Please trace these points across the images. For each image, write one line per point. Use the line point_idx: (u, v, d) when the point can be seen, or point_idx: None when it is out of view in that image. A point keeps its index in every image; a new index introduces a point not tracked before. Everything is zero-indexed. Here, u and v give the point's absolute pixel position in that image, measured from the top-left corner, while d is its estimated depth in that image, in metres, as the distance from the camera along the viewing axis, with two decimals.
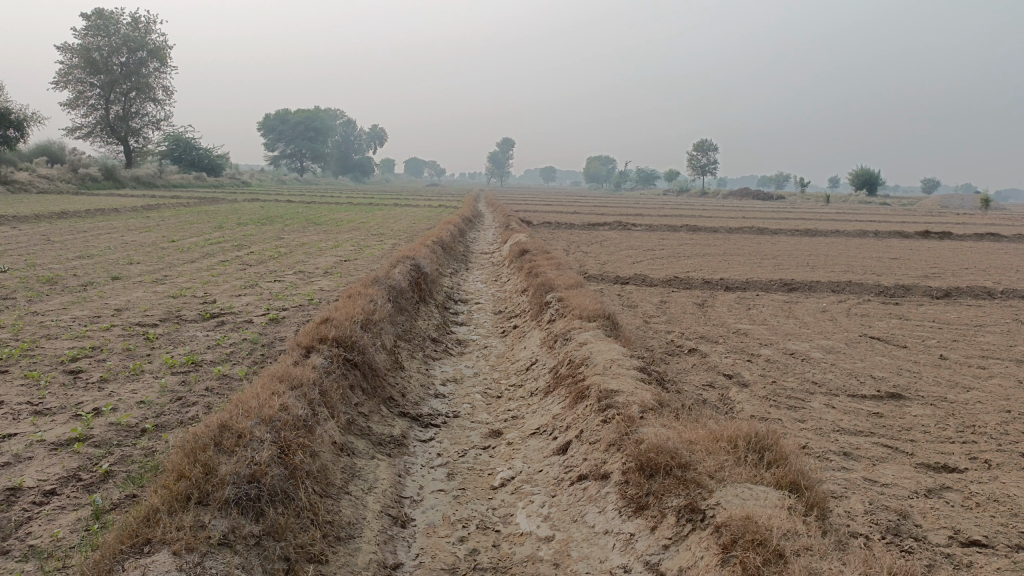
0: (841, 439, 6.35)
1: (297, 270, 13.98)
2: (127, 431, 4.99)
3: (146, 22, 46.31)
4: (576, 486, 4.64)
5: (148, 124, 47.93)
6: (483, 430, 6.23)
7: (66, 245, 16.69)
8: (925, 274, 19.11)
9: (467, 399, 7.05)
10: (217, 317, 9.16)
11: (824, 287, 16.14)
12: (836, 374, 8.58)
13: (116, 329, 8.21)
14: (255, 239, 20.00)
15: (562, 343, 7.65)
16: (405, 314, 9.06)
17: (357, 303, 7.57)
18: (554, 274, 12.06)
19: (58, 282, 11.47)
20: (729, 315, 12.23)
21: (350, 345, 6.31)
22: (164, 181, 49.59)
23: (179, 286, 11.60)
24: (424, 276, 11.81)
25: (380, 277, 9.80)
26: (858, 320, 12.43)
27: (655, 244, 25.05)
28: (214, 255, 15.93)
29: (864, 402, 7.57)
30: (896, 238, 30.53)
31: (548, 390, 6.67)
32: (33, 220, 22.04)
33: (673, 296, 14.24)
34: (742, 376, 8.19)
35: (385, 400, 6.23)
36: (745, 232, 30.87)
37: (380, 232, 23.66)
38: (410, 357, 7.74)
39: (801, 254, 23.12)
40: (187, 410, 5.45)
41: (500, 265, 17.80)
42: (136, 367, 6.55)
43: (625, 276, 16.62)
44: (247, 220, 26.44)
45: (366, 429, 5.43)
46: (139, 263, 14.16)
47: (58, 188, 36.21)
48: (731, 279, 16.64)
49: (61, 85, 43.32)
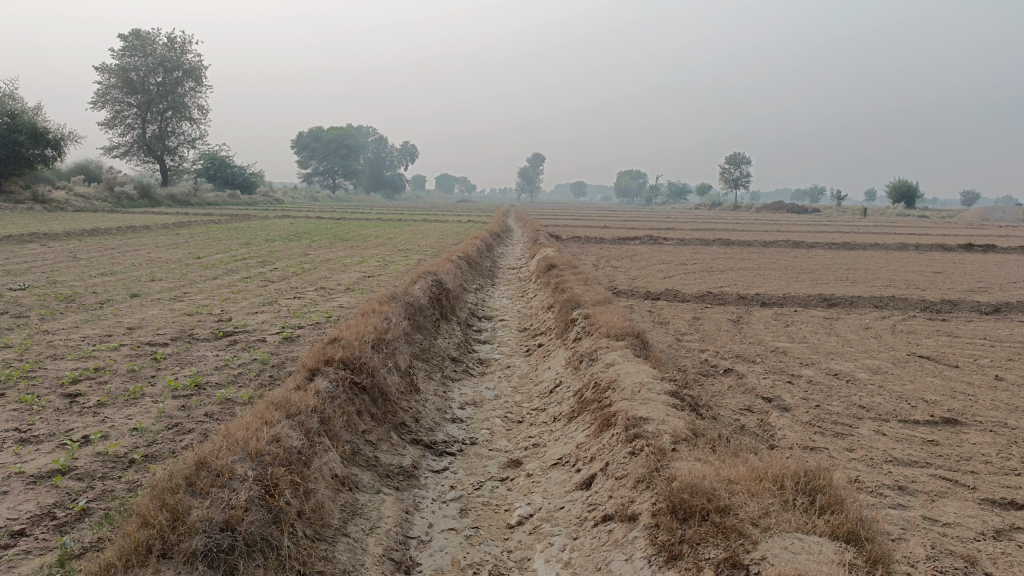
0: (895, 472, 5.79)
1: (318, 287, 13.66)
2: (114, 462, 4.62)
3: (182, 42, 46.94)
4: (601, 527, 4.14)
5: (184, 142, 48.46)
6: (502, 459, 5.78)
7: (91, 262, 16.58)
8: (971, 288, 18.28)
9: (486, 424, 6.61)
10: (230, 336, 8.82)
11: (866, 303, 15.44)
12: (884, 397, 7.97)
13: (124, 349, 7.90)
14: (281, 255, 19.78)
15: (587, 363, 7.18)
16: (424, 332, 8.67)
17: (370, 321, 7.17)
18: (581, 289, 11.59)
19: (74, 300, 11.25)
20: (767, 333, 11.65)
21: (359, 367, 5.89)
22: (199, 199, 50.07)
23: (197, 303, 11.31)
24: (446, 292, 11.42)
25: (398, 294, 9.39)
26: (904, 337, 11.77)
27: (688, 258, 24.40)
28: (237, 272, 15.68)
29: (917, 428, 6.99)
30: (938, 251, 29.54)
31: (573, 415, 6.20)
32: (63, 238, 22.05)
33: (707, 312, 13.69)
34: (782, 399, 7.64)
35: (397, 426, 5.81)
36: (781, 246, 30.07)
37: (407, 248, 23.39)
38: (426, 379, 7.34)
39: (839, 268, 22.36)
40: (181, 438, 5.07)
41: (527, 280, 17.37)
42: (136, 390, 6.19)
43: (657, 291, 16.08)
44: (275, 236, 26.29)
45: (372, 459, 5.01)
46: (162, 280, 13.95)
47: (94, 206, 36.57)
48: (767, 294, 16.02)
49: (99, 105, 43.96)
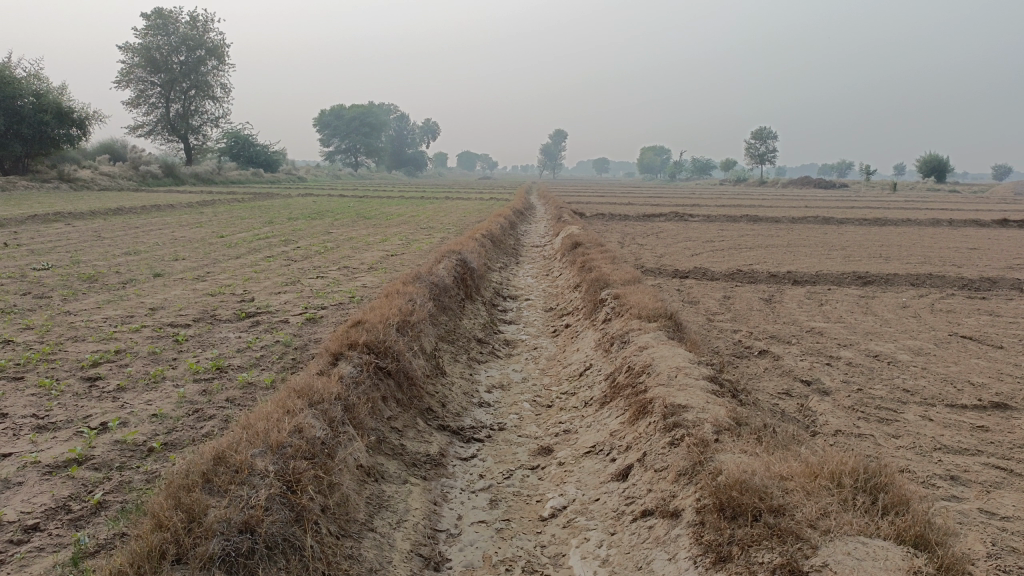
0: (946, 461, 5.49)
1: (342, 266, 13.50)
2: (132, 451, 4.47)
3: (204, 20, 46.79)
4: (640, 523, 3.91)
5: (207, 121, 48.45)
6: (532, 446, 5.56)
7: (115, 241, 16.54)
8: (1010, 265, 17.72)
9: (514, 409, 6.40)
10: (253, 317, 8.65)
11: (901, 281, 15.00)
12: (929, 380, 7.63)
13: (145, 331, 7.76)
14: (304, 234, 19.65)
15: (619, 346, 6.92)
16: (449, 313, 8.46)
17: (395, 303, 6.96)
18: (609, 268, 11.31)
19: (97, 280, 11.17)
20: (801, 312, 11.31)
21: (383, 351, 5.68)
22: (223, 178, 50.18)
23: (219, 283, 11.17)
24: (471, 271, 11.20)
25: (422, 273, 9.17)
26: (944, 317, 11.37)
27: (715, 235, 23.96)
28: (259, 251, 15.57)
29: (965, 413, 6.67)
30: (973, 227, 28.76)
31: (605, 401, 5.96)
32: (88, 217, 22.09)
33: (737, 290, 13.34)
34: (822, 383, 7.34)
35: (423, 412, 5.61)
36: (809, 222, 29.46)
37: (430, 226, 23.14)
38: (452, 361, 7.13)
39: (870, 245, 21.84)
40: (201, 425, 4.90)
41: (552, 258, 17.10)
42: (156, 375, 6.04)
43: (684, 269, 15.75)
44: (298, 215, 26.16)
45: (398, 447, 4.80)
46: (184, 259, 13.85)
47: (120, 185, 36.74)
48: (798, 271, 15.62)
49: (123, 84, 44.03)
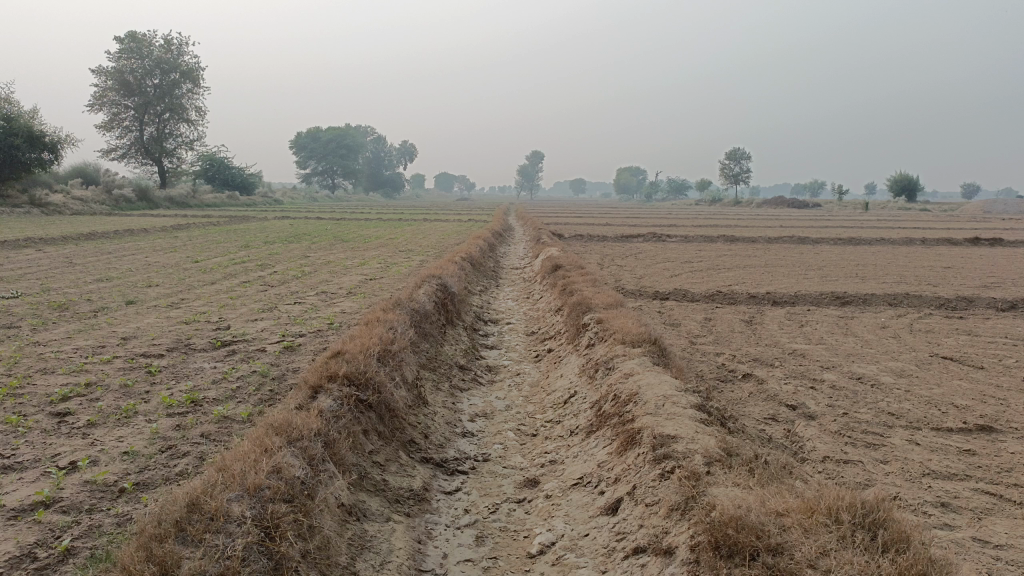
0: (935, 487, 5.43)
1: (319, 291, 13.32)
2: (102, 492, 4.28)
3: (179, 44, 46.58)
4: (632, 560, 3.79)
5: (182, 144, 48.05)
6: (518, 478, 5.43)
7: (87, 268, 16.23)
8: (985, 284, 17.92)
9: (498, 439, 6.27)
10: (229, 345, 8.45)
11: (879, 301, 15.08)
12: (913, 403, 7.61)
13: (117, 362, 7.53)
14: (280, 258, 19.43)
15: (604, 372, 6.83)
16: (430, 340, 8.32)
17: (375, 331, 6.82)
18: (590, 292, 11.25)
19: (68, 308, 10.90)
20: (782, 334, 11.30)
21: (364, 383, 5.53)
22: (198, 201, 49.71)
23: (194, 310, 10.95)
24: (451, 296, 11.07)
25: (402, 299, 9.03)
26: (923, 337, 11.41)
27: (693, 256, 24.04)
28: (235, 276, 15.35)
29: (950, 436, 6.64)
30: (945, 245, 29.13)
31: (591, 429, 5.86)
32: (59, 242, 21.71)
33: (718, 312, 13.32)
34: (807, 407, 7.28)
35: (405, 444, 5.46)
36: (785, 242, 29.70)
37: (409, 248, 23.04)
38: (434, 390, 7.00)
39: (846, 265, 22.02)
40: (175, 463, 4.72)
41: (531, 280, 17.01)
42: (129, 409, 5.84)
43: (664, 291, 15.73)
44: (275, 238, 25.90)
45: (380, 483, 4.66)
46: (158, 286, 13.59)
47: (92, 209, 36.24)
48: (777, 292, 15.66)
49: (96, 108, 43.61)
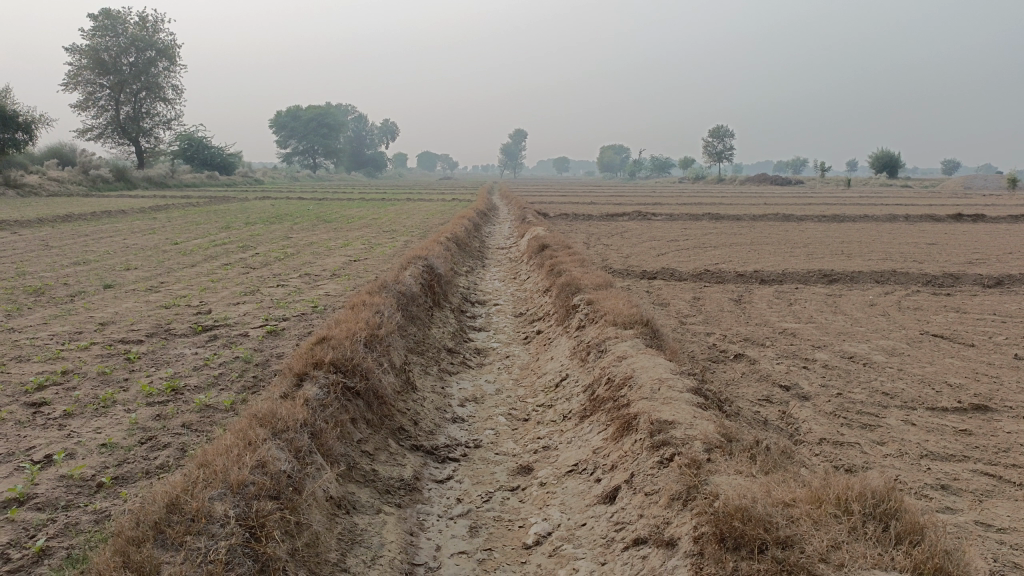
0: (935, 470, 5.36)
1: (303, 273, 13.08)
2: (79, 488, 4.09)
3: (154, 21, 45.64)
4: (633, 552, 3.67)
5: (159, 123, 47.21)
6: (511, 465, 5.30)
7: (64, 251, 15.88)
8: (970, 260, 17.95)
9: (489, 424, 6.13)
10: (210, 330, 8.23)
11: (866, 278, 15.04)
12: (906, 382, 7.54)
13: (94, 349, 7.31)
14: (262, 239, 19.11)
15: (596, 355, 6.69)
16: (418, 323, 8.15)
17: (361, 315, 6.63)
18: (579, 272, 11.09)
19: (44, 293, 10.61)
20: (771, 313, 11.21)
21: (351, 369, 5.36)
22: (177, 181, 49.02)
23: (174, 294, 10.70)
24: (438, 277, 10.89)
25: (389, 281, 8.83)
26: (913, 315, 11.37)
27: (679, 234, 23.94)
28: (216, 258, 15.06)
29: (946, 416, 6.58)
30: (928, 221, 29.22)
31: (584, 414, 5.73)
32: (35, 225, 21.25)
33: (706, 291, 13.22)
34: (801, 388, 7.19)
35: (395, 432, 5.30)
36: (770, 219, 29.67)
37: (392, 229, 22.78)
38: (422, 374, 6.83)
39: (832, 242, 22.01)
40: (155, 456, 4.54)
41: (518, 260, 16.84)
42: (106, 398, 5.64)
43: (652, 270, 15.62)
44: (256, 219, 25.52)
45: (370, 474, 4.50)
46: (137, 269, 13.31)
47: (69, 190, 35.60)
48: (765, 270, 15.58)
49: (70, 87, 42.71)
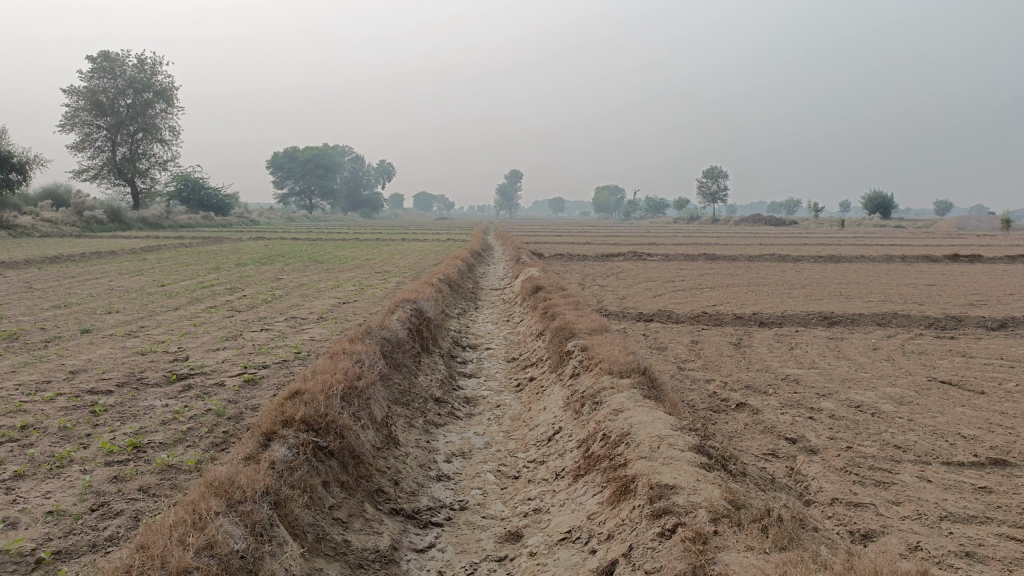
0: (958, 534, 4.94)
1: (289, 316, 12.71)
2: (14, 564, 3.64)
3: (152, 64, 45.97)
4: None
5: (156, 165, 47.14)
6: (499, 530, 4.87)
7: (46, 293, 15.47)
8: (970, 302, 17.66)
9: (476, 483, 5.70)
10: (184, 379, 7.81)
11: (868, 320, 14.71)
12: (918, 434, 7.14)
13: (59, 400, 6.87)
14: (252, 281, 18.73)
15: (591, 408, 6.29)
16: (403, 371, 7.76)
17: (340, 365, 6.24)
18: (574, 315, 10.75)
19: (18, 338, 10.19)
20: (772, 357, 10.84)
21: (325, 427, 4.97)
22: (171, 222, 48.78)
23: (153, 339, 10.29)
24: (427, 321, 10.51)
25: (373, 327, 8.46)
26: (918, 359, 11.01)
27: (674, 275, 23.66)
28: (201, 301, 14.67)
29: (962, 472, 6.18)
30: (925, 262, 29.04)
31: (578, 474, 5.31)
32: (21, 266, 20.85)
33: (705, 334, 12.84)
34: (808, 440, 6.79)
35: (372, 495, 4.89)
36: (766, 260, 29.46)
37: (385, 270, 22.47)
38: (406, 428, 6.42)
39: (830, 283, 21.74)
40: (105, 526, 4.11)
41: (511, 302, 16.51)
42: (62, 458, 5.20)
43: (648, 312, 15.27)
44: (247, 260, 25.15)
45: (341, 545, 4.07)
46: (119, 313, 12.89)
47: (62, 231, 35.29)
48: (763, 312, 15.24)
49: (67, 128, 42.71)
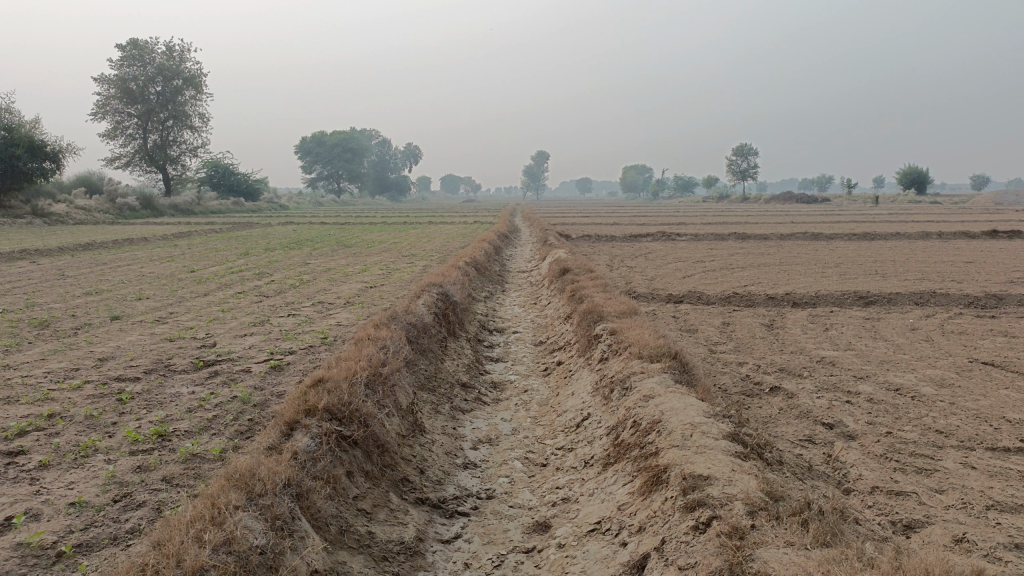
0: (1006, 524, 4.72)
1: (317, 301, 12.68)
2: (35, 559, 3.60)
3: (180, 50, 46.23)
4: None
5: (186, 151, 47.54)
6: (527, 521, 4.75)
7: (78, 280, 15.62)
8: (1011, 280, 17.13)
9: (504, 471, 5.59)
10: (211, 366, 7.78)
11: (905, 300, 14.33)
12: (961, 418, 6.89)
13: (87, 388, 6.88)
14: (280, 266, 18.76)
15: (620, 393, 6.14)
16: (429, 356, 7.66)
17: (364, 352, 6.15)
18: (602, 297, 10.58)
19: (49, 326, 10.27)
20: (807, 339, 10.58)
21: (348, 416, 4.88)
22: (202, 208, 49.22)
23: (181, 325, 10.31)
24: (453, 305, 10.40)
25: (399, 312, 8.37)
26: (958, 340, 10.68)
27: (704, 255, 23.30)
28: (230, 286, 14.72)
29: (1009, 458, 5.93)
30: (963, 238, 28.32)
31: (608, 462, 5.17)
32: (55, 253, 21.12)
33: (737, 316, 12.59)
34: (846, 426, 6.58)
35: (397, 484, 4.80)
36: (798, 238, 28.93)
37: (412, 253, 22.41)
38: (432, 415, 6.32)
39: (865, 261, 21.26)
40: (128, 518, 4.06)
41: (539, 285, 16.36)
42: (87, 447, 5.17)
43: (678, 293, 15.04)
44: (276, 245, 25.25)
45: (365, 537, 3.97)
46: (148, 299, 12.96)
47: (95, 218, 35.72)
48: (796, 292, 14.92)
49: (99, 116, 43.17)
